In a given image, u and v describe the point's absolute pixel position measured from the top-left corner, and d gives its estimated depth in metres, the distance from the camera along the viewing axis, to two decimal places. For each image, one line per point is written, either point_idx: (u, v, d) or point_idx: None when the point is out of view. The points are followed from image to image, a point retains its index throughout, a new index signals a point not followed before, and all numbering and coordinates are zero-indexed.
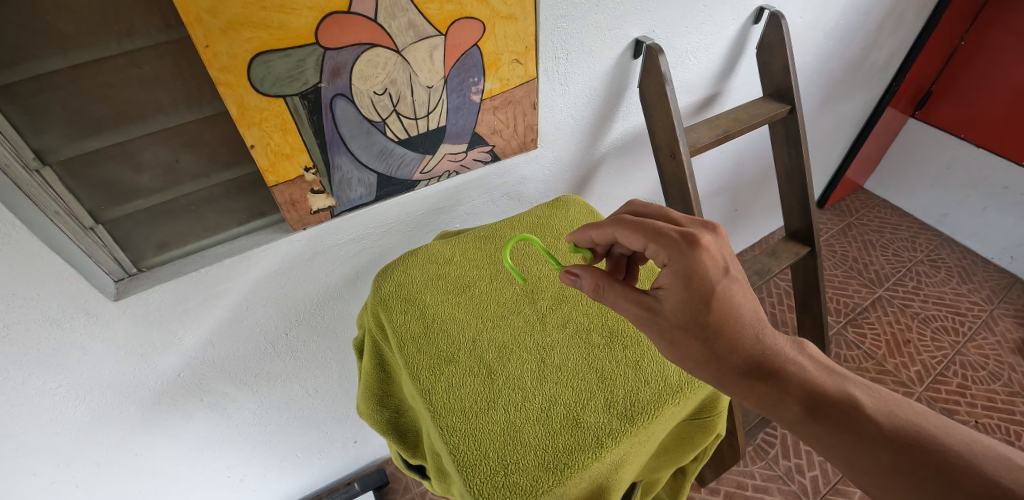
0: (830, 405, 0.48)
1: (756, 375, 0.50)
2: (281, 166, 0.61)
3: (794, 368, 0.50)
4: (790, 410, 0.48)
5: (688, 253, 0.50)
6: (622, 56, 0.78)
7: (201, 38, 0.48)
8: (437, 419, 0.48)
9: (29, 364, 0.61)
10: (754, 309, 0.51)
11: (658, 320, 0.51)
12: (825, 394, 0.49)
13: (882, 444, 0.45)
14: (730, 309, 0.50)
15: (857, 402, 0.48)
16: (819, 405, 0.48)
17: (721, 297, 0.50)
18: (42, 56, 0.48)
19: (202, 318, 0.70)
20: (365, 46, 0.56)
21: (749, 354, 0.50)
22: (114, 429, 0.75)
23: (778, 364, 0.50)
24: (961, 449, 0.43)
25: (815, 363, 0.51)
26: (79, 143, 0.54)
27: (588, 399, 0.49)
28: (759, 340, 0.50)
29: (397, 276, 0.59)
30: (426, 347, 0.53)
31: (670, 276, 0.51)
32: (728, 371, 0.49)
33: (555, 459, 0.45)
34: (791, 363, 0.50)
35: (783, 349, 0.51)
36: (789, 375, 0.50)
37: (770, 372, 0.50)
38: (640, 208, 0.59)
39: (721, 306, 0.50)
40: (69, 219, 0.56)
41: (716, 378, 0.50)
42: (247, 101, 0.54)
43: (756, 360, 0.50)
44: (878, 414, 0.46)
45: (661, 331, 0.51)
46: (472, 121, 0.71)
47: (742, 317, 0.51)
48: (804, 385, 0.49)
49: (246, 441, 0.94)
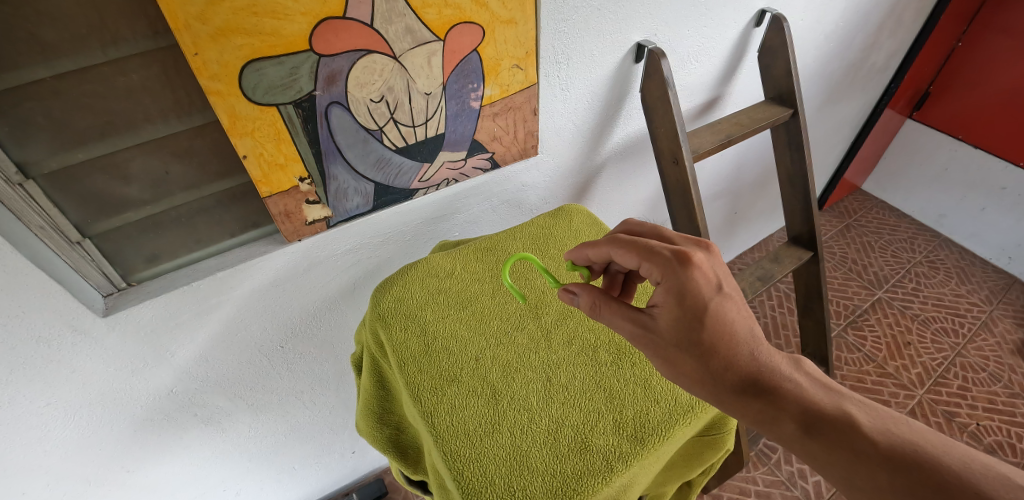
0: (827, 423, 0.46)
1: (754, 391, 0.48)
2: (275, 176, 0.59)
3: (791, 385, 0.49)
4: (786, 426, 0.47)
5: (678, 272, 0.49)
6: (623, 60, 0.76)
7: (190, 45, 0.46)
8: (439, 443, 0.46)
9: (16, 383, 0.59)
10: (750, 326, 0.50)
11: (652, 337, 0.50)
12: (823, 411, 0.47)
13: (879, 463, 0.43)
14: (724, 327, 0.49)
15: (853, 419, 0.46)
16: (817, 423, 0.47)
17: (715, 315, 0.49)
18: (22, 65, 0.46)
19: (194, 333, 0.68)
20: (361, 53, 0.54)
21: (746, 370, 0.49)
22: (106, 447, 0.73)
23: (774, 381, 0.49)
24: (959, 468, 0.42)
25: (813, 381, 0.50)
26: (64, 155, 0.52)
27: (597, 421, 0.48)
28: (757, 358, 0.49)
29: (396, 291, 0.57)
30: (428, 367, 0.51)
31: (664, 294, 0.50)
32: (726, 389, 0.48)
33: (563, 485, 0.44)
34: (789, 381, 0.49)
35: (780, 366, 0.49)
36: (785, 393, 0.48)
37: (766, 389, 0.48)
38: (634, 227, 0.58)
39: (714, 323, 0.49)
40: (55, 233, 0.54)
41: (712, 397, 0.48)
42: (239, 110, 0.52)
43: (754, 377, 0.49)
44: (875, 432, 0.45)
45: (655, 349, 0.49)
46: (471, 127, 0.70)
47: (737, 334, 0.49)
48: (802, 404, 0.48)
49: (243, 454, 0.92)
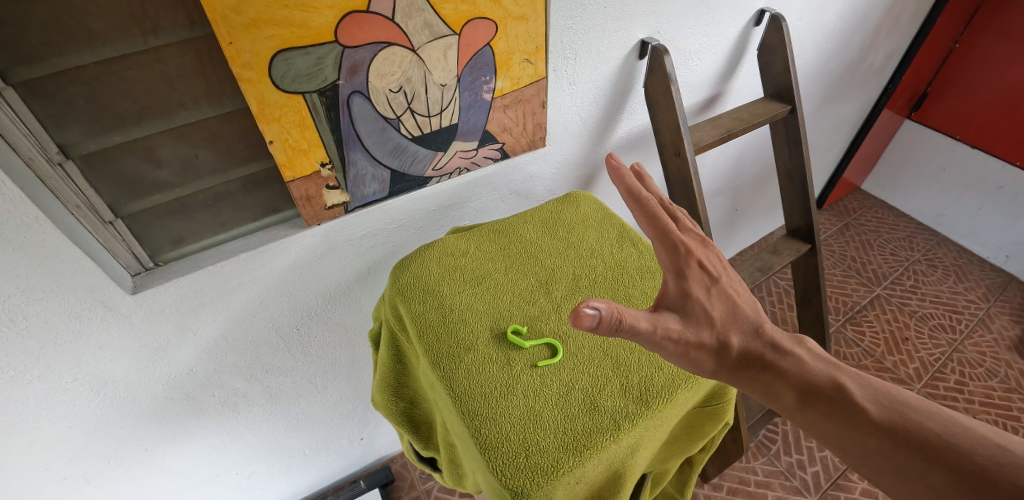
0: (824, 395, 0.49)
1: (758, 366, 0.50)
2: (298, 161, 0.63)
3: (791, 361, 0.51)
4: (786, 398, 0.50)
5: (688, 257, 0.51)
6: (628, 56, 0.80)
7: (225, 35, 0.50)
8: (458, 404, 0.49)
9: (47, 357, 0.62)
10: (753, 307, 0.53)
11: (674, 319, 0.48)
12: (820, 385, 0.50)
13: (870, 429, 0.46)
14: (730, 307, 0.52)
15: (847, 392, 0.49)
16: (815, 394, 0.49)
17: (719, 301, 0.52)
18: (68, 52, 0.50)
19: (216, 313, 0.71)
20: (383, 44, 0.58)
21: (750, 347, 0.51)
22: (125, 425, 0.76)
23: (776, 356, 0.51)
24: (938, 430, 0.45)
25: (812, 355, 0.52)
26: (102, 138, 0.56)
27: (605, 384, 0.50)
28: (761, 333, 0.52)
29: (414, 268, 0.60)
30: (444, 336, 0.54)
31: (677, 278, 0.50)
32: (735, 360, 0.50)
33: (574, 441, 0.46)
34: (790, 356, 0.51)
35: (782, 343, 0.52)
36: (787, 368, 0.51)
37: (768, 364, 0.51)
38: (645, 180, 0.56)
39: (722, 304, 0.51)
40: (89, 212, 0.58)
41: (721, 368, 0.50)
42: (267, 97, 0.56)
43: (758, 353, 0.51)
44: (866, 401, 0.48)
45: (679, 334, 0.47)
46: (483, 118, 0.73)
47: (740, 315, 0.52)
48: (802, 376, 0.50)
49: (256, 438, 0.95)
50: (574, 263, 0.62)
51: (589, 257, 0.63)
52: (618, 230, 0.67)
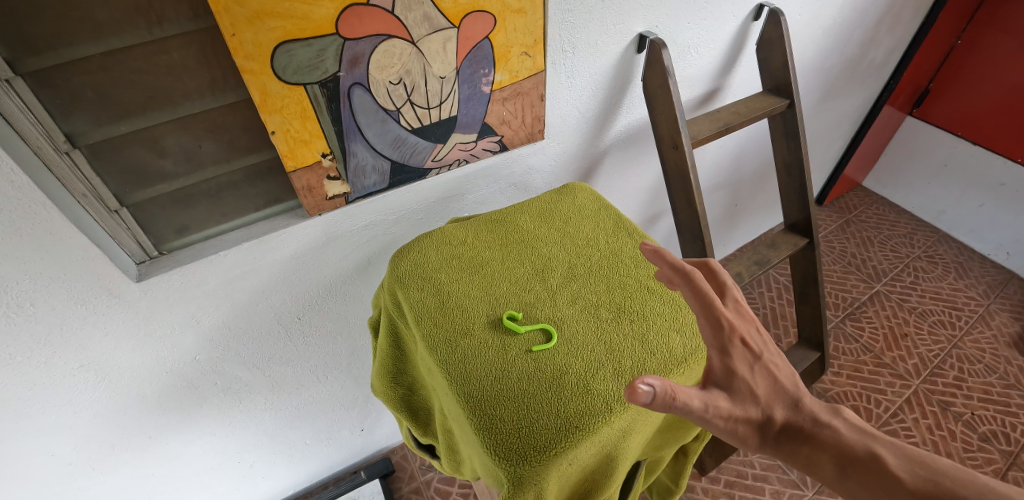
0: (867, 469, 0.40)
1: (789, 436, 0.44)
2: (300, 152, 0.64)
3: (825, 431, 0.44)
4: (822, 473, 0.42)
5: (732, 331, 0.46)
6: (626, 50, 0.81)
7: (228, 26, 0.51)
8: (454, 386, 0.50)
9: (54, 343, 0.63)
10: (790, 375, 0.47)
11: (723, 396, 0.44)
12: (860, 458, 0.41)
13: None
14: (772, 380, 0.46)
15: (892, 468, 0.40)
16: (853, 469, 0.41)
17: (754, 369, 0.46)
18: (76, 43, 0.51)
19: (219, 301, 0.72)
20: (383, 37, 0.59)
21: (783, 417, 0.45)
22: (128, 411, 0.77)
23: (810, 425, 0.44)
24: None
25: (851, 426, 0.44)
26: (108, 127, 0.57)
27: (598, 368, 0.51)
28: (802, 405, 0.45)
29: (413, 255, 0.61)
30: (442, 321, 0.55)
31: (722, 354, 0.45)
32: (777, 437, 0.44)
33: (567, 423, 0.47)
34: (828, 426, 0.44)
35: (816, 410, 0.45)
36: (824, 440, 0.43)
37: (801, 435, 0.44)
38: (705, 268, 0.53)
39: (766, 379, 0.46)
40: (94, 200, 0.59)
41: (766, 448, 0.44)
42: (270, 88, 0.57)
43: (789, 423, 0.45)
44: (915, 477, 0.39)
45: (730, 415, 0.43)
46: (481, 111, 0.74)
47: (777, 384, 0.46)
48: (843, 453, 0.42)
49: (259, 427, 0.97)
50: (569, 251, 0.63)
51: (585, 246, 0.64)
52: (614, 220, 0.68)
